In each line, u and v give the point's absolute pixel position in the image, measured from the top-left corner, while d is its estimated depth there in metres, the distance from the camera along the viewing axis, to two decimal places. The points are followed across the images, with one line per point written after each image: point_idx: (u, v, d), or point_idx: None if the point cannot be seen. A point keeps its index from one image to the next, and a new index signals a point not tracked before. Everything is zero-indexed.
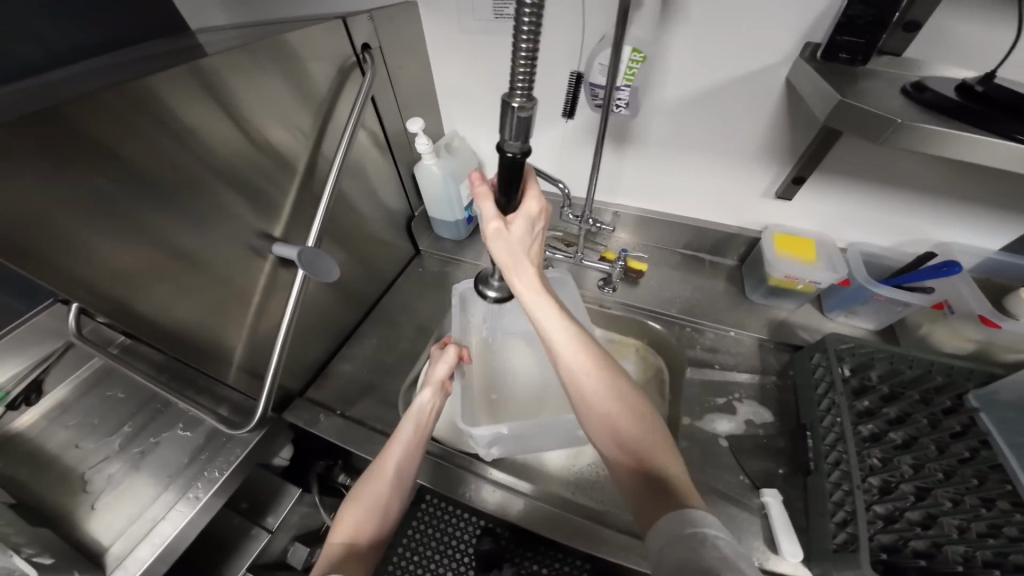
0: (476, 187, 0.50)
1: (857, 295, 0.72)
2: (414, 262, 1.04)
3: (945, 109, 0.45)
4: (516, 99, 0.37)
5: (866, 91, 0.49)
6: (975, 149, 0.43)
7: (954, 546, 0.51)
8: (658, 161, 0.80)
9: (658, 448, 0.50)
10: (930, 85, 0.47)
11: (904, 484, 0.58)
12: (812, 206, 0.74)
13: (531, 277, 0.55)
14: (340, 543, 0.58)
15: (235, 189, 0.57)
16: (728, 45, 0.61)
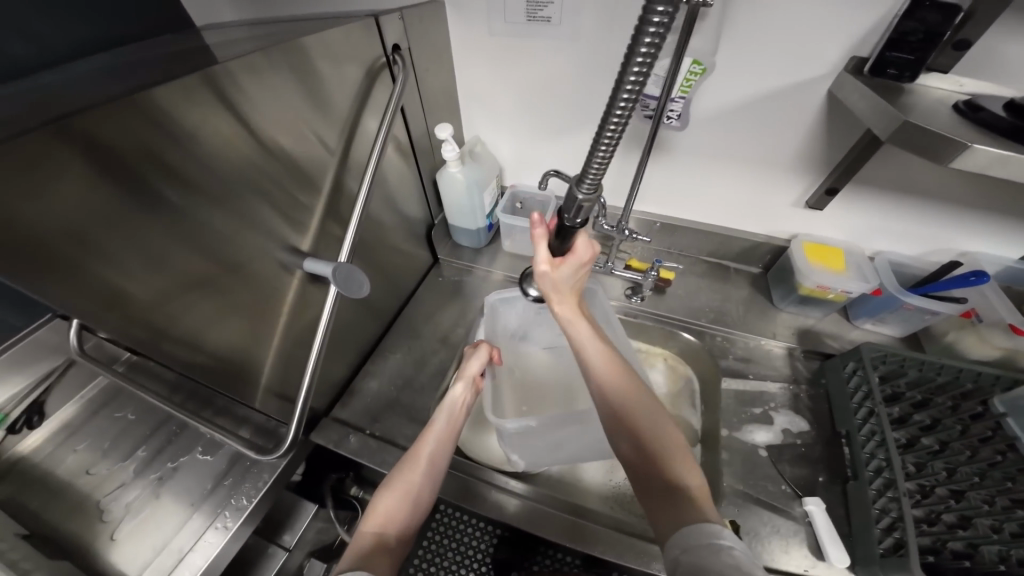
0: (535, 228, 0.57)
1: (887, 304, 0.73)
2: (432, 271, 1.01)
3: (998, 130, 0.45)
4: (585, 185, 0.45)
5: (918, 107, 0.49)
6: None
7: (991, 546, 0.52)
8: (690, 171, 0.80)
9: (677, 459, 0.49)
10: (984, 103, 0.48)
11: (939, 489, 0.59)
12: (841, 217, 0.76)
13: (569, 305, 0.59)
14: (370, 532, 0.52)
15: (256, 204, 0.53)
16: (773, 58, 0.61)
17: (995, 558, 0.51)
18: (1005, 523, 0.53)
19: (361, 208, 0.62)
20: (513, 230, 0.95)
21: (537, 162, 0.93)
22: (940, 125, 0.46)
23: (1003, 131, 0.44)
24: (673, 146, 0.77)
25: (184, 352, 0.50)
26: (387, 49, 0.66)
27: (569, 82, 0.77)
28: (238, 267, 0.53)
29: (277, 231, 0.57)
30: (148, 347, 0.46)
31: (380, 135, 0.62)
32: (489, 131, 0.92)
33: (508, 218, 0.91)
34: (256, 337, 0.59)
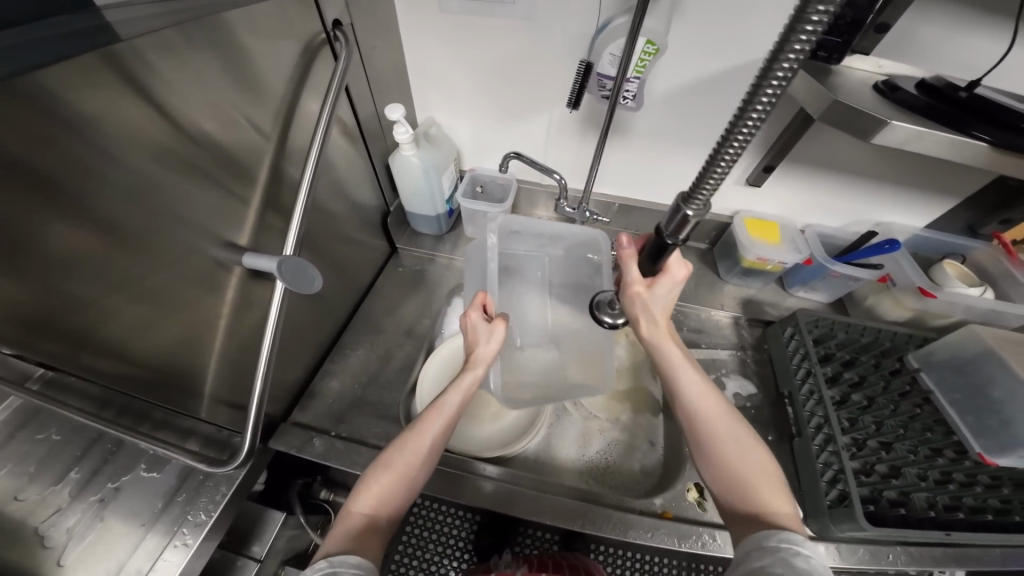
0: (624, 250, 0.56)
1: (816, 272, 0.80)
2: (390, 262, 0.96)
3: (915, 108, 0.49)
4: (693, 206, 0.37)
5: (844, 88, 0.53)
6: (944, 148, 0.48)
7: (920, 494, 0.61)
8: (643, 151, 0.82)
9: (766, 487, 0.49)
10: (900, 84, 0.52)
11: (872, 441, 0.66)
12: (777, 193, 0.81)
13: (657, 327, 0.58)
14: (362, 513, 0.50)
15: (183, 195, 0.47)
16: (715, 42, 0.63)
17: (924, 504, 0.61)
18: (928, 471, 0.63)
19: (306, 198, 0.57)
20: (474, 216, 0.93)
21: (494, 144, 0.91)
22: (864, 104, 0.49)
23: (916, 109, 0.49)
24: (630, 127, 0.78)
25: (112, 362, 0.45)
26: (327, 25, 0.60)
27: (524, 65, 0.75)
28: (165, 264, 0.47)
29: (210, 223, 0.52)
30: (72, 360, 0.42)
31: (323, 117, 0.57)
32: (444, 113, 0.89)
33: (468, 202, 0.88)
34: (196, 340, 0.54)
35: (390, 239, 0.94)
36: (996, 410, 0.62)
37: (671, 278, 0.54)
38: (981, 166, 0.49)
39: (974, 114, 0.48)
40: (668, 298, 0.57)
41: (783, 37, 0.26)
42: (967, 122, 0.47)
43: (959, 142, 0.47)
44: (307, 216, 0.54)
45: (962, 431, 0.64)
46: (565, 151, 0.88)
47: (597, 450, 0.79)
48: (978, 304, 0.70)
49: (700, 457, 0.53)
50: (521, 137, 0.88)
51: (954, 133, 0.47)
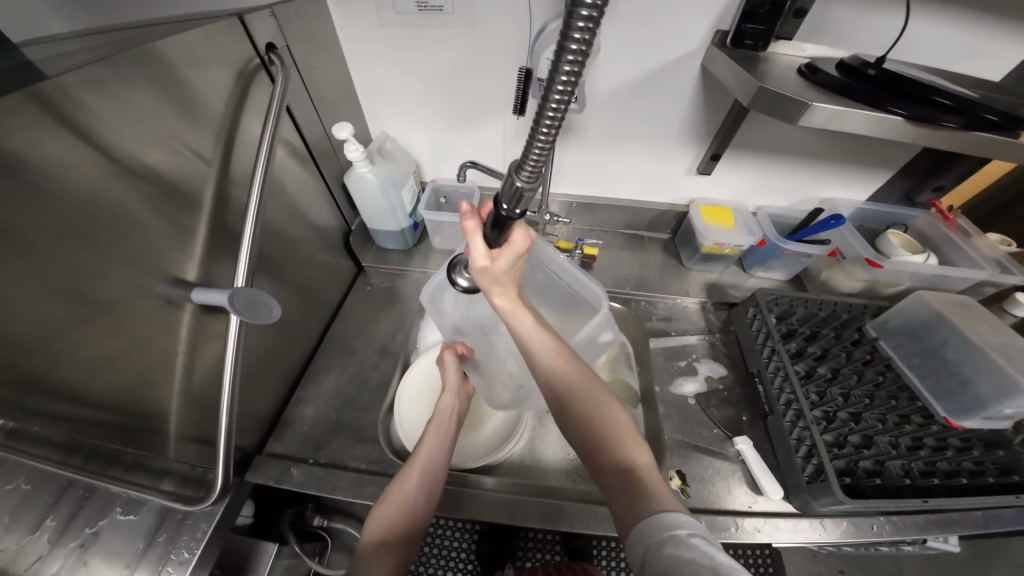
0: (465, 221, 0.47)
1: (771, 252, 0.83)
2: (357, 281, 0.95)
3: (834, 87, 0.52)
4: (524, 175, 0.35)
5: (772, 74, 0.56)
6: (866, 124, 0.50)
7: (893, 461, 0.62)
8: (597, 150, 0.83)
9: (628, 443, 0.48)
10: (820, 66, 0.55)
11: (840, 413, 0.67)
12: (728, 179, 0.84)
13: (510, 296, 0.52)
14: (375, 539, 0.50)
15: (126, 231, 0.46)
16: (649, 40, 0.65)
17: (899, 471, 0.62)
18: (899, 438, 0.65)
19: (255, 224, 0.56)
20: (439, 227, 0.92)
21: (452, 153, 0.92)
22: (791, 89, 0.52)
23: (839, 89, 0.52)
24: (579, 127, 0.79)
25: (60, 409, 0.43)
26: (260, 50, 0.59)
27: (469, 74, 0.76)
28: (108, 304, 0.45)
29: (157, 257, 0.50)
30: (23, 408, 0.41)
31: (263, 140, 0.56)
32: (398, 126, 0.88)
33: (431, 214, 0.87)
34: (156, 379, 0.52)
35: (355, 258, 0.93)
36: (954, 371, 0.65)
37: (514, 248, 0.48)
38: (902, 141, 0.52)
39: (888, 89, 0.51)
40: (516, 267, 0.50)
41: (563, 32, 0.27)
42: (885, 99, 0.50)
43: (881, 119, 0.50)
44: (258, 244, 0.53)
45: (926, 397, 0.67)
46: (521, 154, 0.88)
47: None
48: (923, 269, 0.74)
49: (570, 430, 0.51)
50: (477, 145, 0.89)
51: (874, 111, 0.50)
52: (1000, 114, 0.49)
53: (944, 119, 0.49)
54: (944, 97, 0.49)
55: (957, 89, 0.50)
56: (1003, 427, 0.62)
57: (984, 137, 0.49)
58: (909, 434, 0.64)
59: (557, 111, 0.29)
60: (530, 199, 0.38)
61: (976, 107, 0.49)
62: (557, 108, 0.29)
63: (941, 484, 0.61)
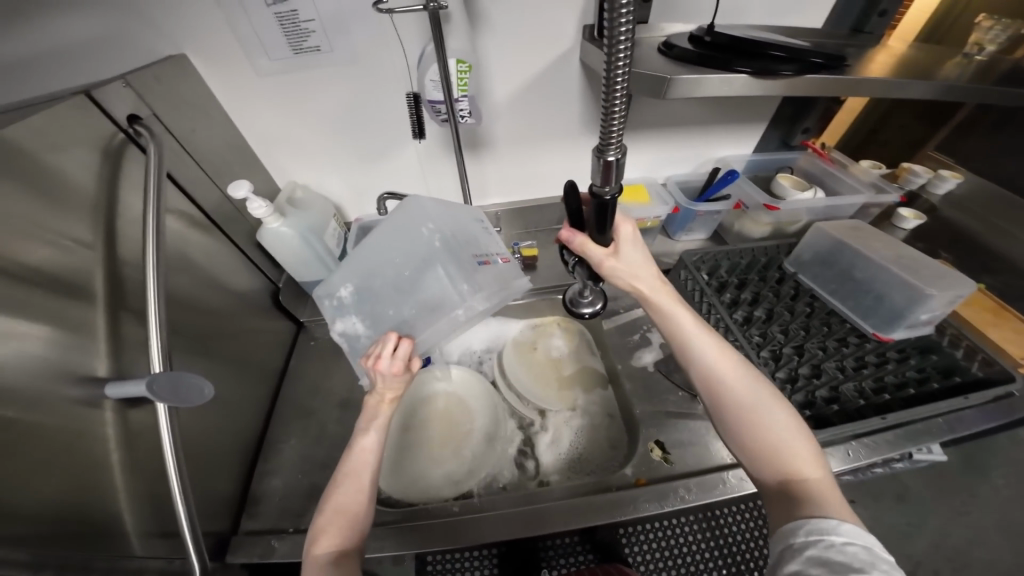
0: (572, 240, 0.53)
1: (687, 217, 0.88)
2: (299, 339, 0.89)
3: (690, 59, 0.59)
4: (611, 152, 0.38)
5: (638, 58, 0.61)
6: (723, 86, 0.57)
7: (846, 385, 0.66)
8: (513, 156, 0.86)
9: (796, 451, 0.46)
10: (674, 42, 0.61)
11: (783, 350, 0.71)
12: (633, 159, 0.90)
13: (654, 296, 0.54)
14: (326, 555, 0.45)
15: (16, 333, 0.40)
16: (523, 49, 0.69)
17: (854, 393, 0.65)
18: (843, 361, 0.69)
19: (160, 301, 0.51)
20: None
21: (370, 188, 0.90)
22: (653, 69, 0.58)
23: (693, 61, 0.58)
24: (488, 138, 0.81)
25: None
26: (123, 123, 0.55)
27: (366, 107, 0.76)
28: (11, 416, 0.39)
29: (64, 355, 0.45)
30: None
31: (152, 215, 0.52)
32: (306, 173, 0.85)
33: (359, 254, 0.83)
34: (96, 490, 0.46)
35: (290, 314, 0.87)
36: (869, 289, 0.71)
37: (625, 237, 0.54)
38: (759, 93, 0.58)
39: (733, 51, 0.57)
40: (644, 261, 0.54)
41: (608, 59, 0.32)
42: (732, 61, 0.56)
43: (737, 79, 0.56)
44: (171, 318, 0.48)
45: (855, 320, 0.71)
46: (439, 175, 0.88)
47: (569, 441, 0.78)
48: (815, 204, 0.82)
49: (727, 431, 0.51)
50: (395, 176, 0.88)
51: (727, 73, 0.56)
52: (822, 58, 0.57)
53: (783, 68, 0.56)
54: (777, 50, 0.56)
55: (784, 43, 0.58)
56: (928, 332, 0.69)
57: (818, 78, 0.57)
58: (851, 355, 0.69)
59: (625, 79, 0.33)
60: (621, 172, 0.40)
61: (804, 55, 0.56)
62: (622, 77, 0.33)
63: (895, 398, 0.65)
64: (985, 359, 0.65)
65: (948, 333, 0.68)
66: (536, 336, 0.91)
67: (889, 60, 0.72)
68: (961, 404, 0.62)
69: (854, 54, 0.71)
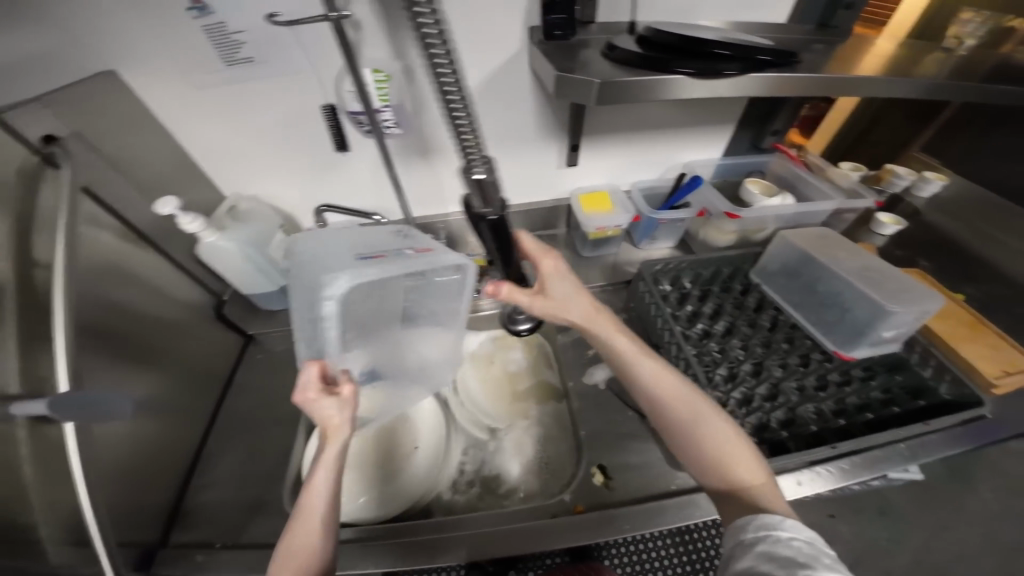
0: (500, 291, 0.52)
1: (650, 226, 0.84)
2: (246, 352, 0.86)
3: (633, 62, 0.55)
4: (477, 167, 0.42)
5: (583, 62, 0.57)
6: (670, 89, 0.54)
7: (803, 407, 0.63)
8: (469, 164, 0.82)
9: (736, 456, 0.45)
10: (619, 44, 0.57)
11: (741, 369, 0.68)
12: (593, 165, 0.86)
13: (587, 318, 0.52)
14: None
15: None
16: (467, 56, 0.66)
17: (810, 416, 0.62)
18: (804, 380, 0.66)
19: (67, 322, 0.49)
20: None
21: (323, 197, 0.87)
22: (592, 74, 0.54)
23: (636, 64, 0.54)
24: (439, 147, 0.77)
25: None
26: (37, 144, 0.52)
27: (311, 116, 0.73)
28: None
29: None
30: None
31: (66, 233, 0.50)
32: (253, 185, 0.82)
33: None
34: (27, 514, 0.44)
35: (236, 327, 0.84)
36: (832, 304, 0.68)
37: (551, 269, 0.53)
38: (706, 95, 0.55)
39: (678, 52, 0.54)
40: (573, 288, 0.53)
41: (437, 75, 0.39)
42: (675, 63, 0.53)
43: (683, 82, 0.53)
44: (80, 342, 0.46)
45: (819, 338, 0.68)
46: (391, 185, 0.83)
47: (534, 448, 0.74)
48: (785, 211, 0.77)
49: (673, 445, 0.49)
50: (348, 184, 0.85)
51: (674, 75, 0.52)
52: (770, 54, 0.54)
53: (731, 67, 0.53)
54: (725, 46, 0.52)
55: (731, 37, 0.54)
56: (893, 348, 0.65)
57: (763, 76, 0.54)
58: (811, 374, 0.65)
59: (457, 92, 0.39)
60: (495, 183, 0.43)
61: (753, 51, 0.53)
62: (454, 91, 0.39)
63: (853, 421, 0.61)
64: (954, 379, 0.62)
65: (917, 349, 0.64)
66: (495, 348, 0.87)
67: (860, 56, 0.67)
68: (922, 429, 0.58)
69: (821, 50, 0.67)
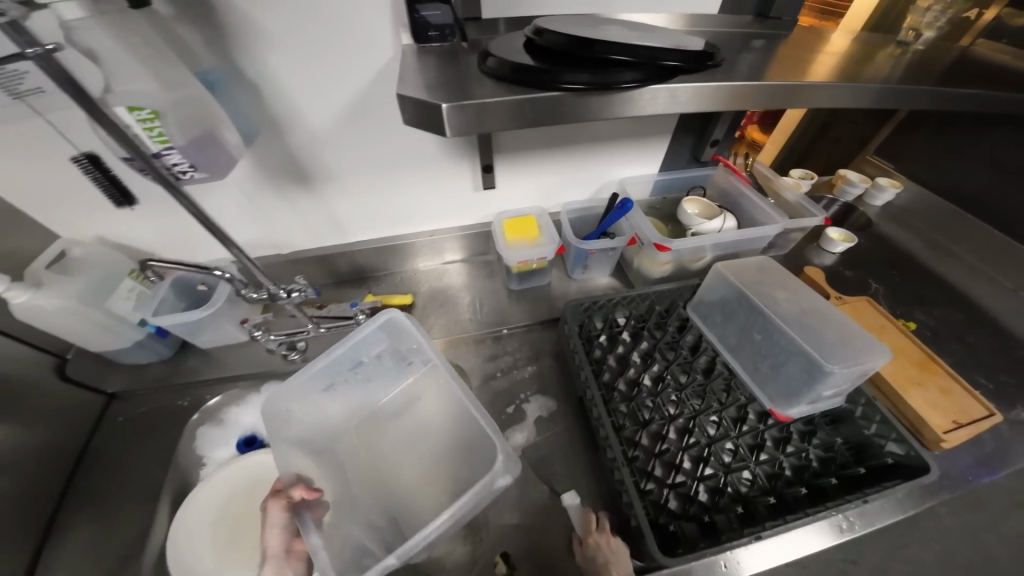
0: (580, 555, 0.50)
1: (580, 256, 0.73)
2: (105, 415, 0.70)
3: (506, 75, 0.41)
4: None
5: (468, 76, 0.43)
6: (555, 106, 0.40)
7: (732, 475, 0.56)
8: (365, 190, 0.68)
9: None
10: (495, 51, 0.44)
11: (670, 429, 0.59)
12: (514, 186, 0.74)
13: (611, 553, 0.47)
14: None
15: None
16: (331, 71, 0.53)
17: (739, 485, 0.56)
18: (737, 441, 0.59)
19: None
20: (193, 329, 0.67)
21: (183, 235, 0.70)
22: (465, 91, 0.40)
23: (510, 78, 0.41)
24: (318, 172, 0.63)
25: None
26: None
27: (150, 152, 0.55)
28: None
29: None
30: None
31: None
32: (91, 223, 0.65)
33: (163, 320, 0.64)
34: None
35: (90, 386, 0.69)
36: (770, 353, 0.60)
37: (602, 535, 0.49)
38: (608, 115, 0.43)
39: (568, 61, 0.42)
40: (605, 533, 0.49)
41: None
42: (559, 75, 0.40)
43: (575, 100, 0.40)
44: None
45: (754, 390, 0.61)
46: (264, 216, 0.67)
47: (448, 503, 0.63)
48: (723, 238, 0.67)
49: None
50: None
51: (560, 90, 0.40)
52: (679, 57, 0.42)
53: (628, 77, 0.41)
54: (620, 50, 0.40)
55: (630, 37, 0.42)
56: (837, 401, 0.60)
57: (669, 89, 0.42)
58: (746, 435, 0.59)
59: None
60: None
61: (657, 53, 0.41)
62: None
63: (784, 491, 0.55)
64: (900, 437, 0.56)
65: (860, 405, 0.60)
66: None
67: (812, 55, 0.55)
68: (860, 503, 0.53)
69: (761, 48, 0.55)
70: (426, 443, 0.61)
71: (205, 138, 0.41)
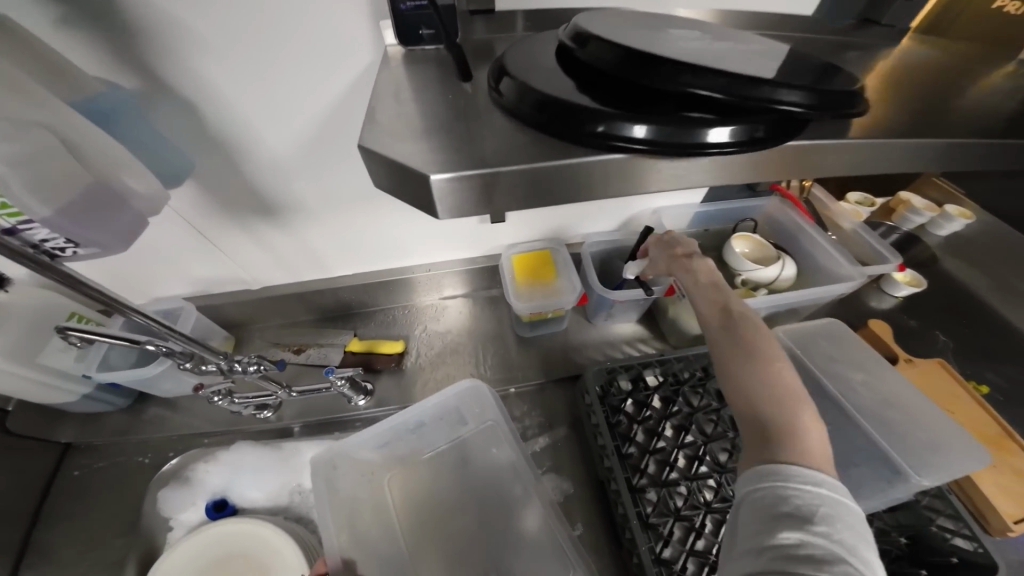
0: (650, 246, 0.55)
1: (602, 304, 0.62)
2: (61, 469, 0.58)
3: (525, 110, 0.25)
4: None
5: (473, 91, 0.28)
6: (612, 174, 0.24)
7: None
8: (345, 221, 0.56)
9: (786, 408, 0.34)
10: (509, 62, 0.27)
11: (707, 522, 0.50)
12: (527, 217, 0.61)
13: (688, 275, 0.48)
14: None
15: None
16: (292, 83, 0.41)
17: None
18: None
19: None
20: (150, 381, 0.57)
21: (128, 273, 0.57)
22: (468, 123, 0.25)
23: (533, 121, 0.24)
24: (282, 202, 0.51)
25: None
26: None
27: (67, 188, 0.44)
28: None
29: None
30: None
31: None
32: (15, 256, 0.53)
33: (112, 376, 0.54)
34: None
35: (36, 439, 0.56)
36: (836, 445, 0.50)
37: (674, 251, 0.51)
38: (695, 183, 0.26)
39: (620, 86, 0.24)
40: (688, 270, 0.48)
41: None
42: (606, 119, 0.23)
43: (643, 164, 0.24)
44: None
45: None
46: (226, 251, 0.56)
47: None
48: (781, 301, 0.55)
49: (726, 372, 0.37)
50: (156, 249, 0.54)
51: (606, 153, 0.24)
52: (800, 89, 0.23)
53: (709, 134, 0.23)
54: (698, 85, 0.22)
55: (712, 55, 0.24)
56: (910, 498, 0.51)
57: (797, 148, 0.25)
58: None
59: None
60: None
61: (762, 85, 0.22)
62: None
63: None
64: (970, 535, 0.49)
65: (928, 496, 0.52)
66: None
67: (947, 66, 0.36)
68: None
69: (857, 58, 0.38)
70: (424, 524, 0.52)
71: (87, 200, 0.32)
